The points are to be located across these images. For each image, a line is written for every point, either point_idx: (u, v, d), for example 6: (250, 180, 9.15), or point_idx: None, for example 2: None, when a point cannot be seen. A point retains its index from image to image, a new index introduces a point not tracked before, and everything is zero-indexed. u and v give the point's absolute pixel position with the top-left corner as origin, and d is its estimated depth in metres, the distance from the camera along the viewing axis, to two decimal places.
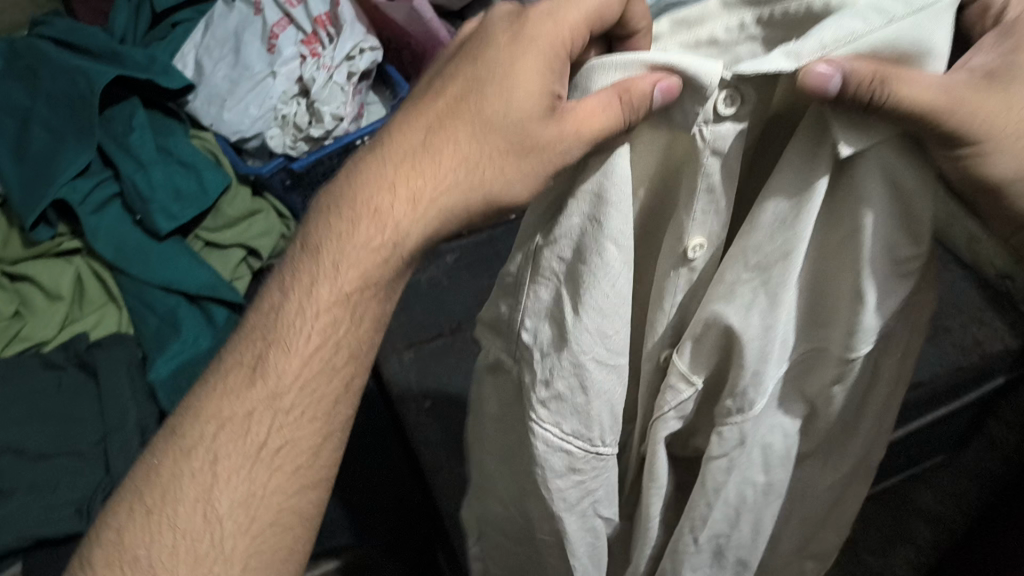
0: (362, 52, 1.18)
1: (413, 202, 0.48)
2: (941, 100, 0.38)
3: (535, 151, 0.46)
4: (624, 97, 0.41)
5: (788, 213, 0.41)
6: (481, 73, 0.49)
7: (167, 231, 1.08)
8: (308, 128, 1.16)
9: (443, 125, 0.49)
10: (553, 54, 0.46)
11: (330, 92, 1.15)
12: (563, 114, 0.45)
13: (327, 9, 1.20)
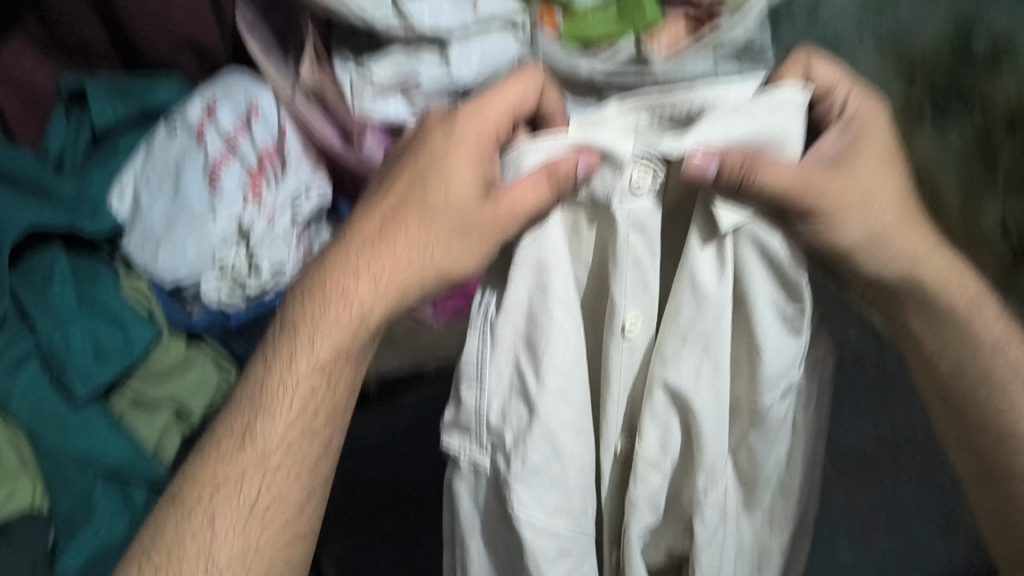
0: (314, 195, 0.93)
1: (375, 289, 0.67)
2: (796, 186, 0.59)
3: (467, 248, 0.65)
4: (552, 176, 0.58)
5: (721, 271, 0.59)
6: (423, 169, 0.68)
7: (83, 396, 0.87)
8: (245, 281, 0.92)
9: (394, 220, 0.68)
10: (478, 150, 0.65)
11: (273, 241, 0.92)
12: (495, 203, 0.62)
13: (279, 140, 0.94)
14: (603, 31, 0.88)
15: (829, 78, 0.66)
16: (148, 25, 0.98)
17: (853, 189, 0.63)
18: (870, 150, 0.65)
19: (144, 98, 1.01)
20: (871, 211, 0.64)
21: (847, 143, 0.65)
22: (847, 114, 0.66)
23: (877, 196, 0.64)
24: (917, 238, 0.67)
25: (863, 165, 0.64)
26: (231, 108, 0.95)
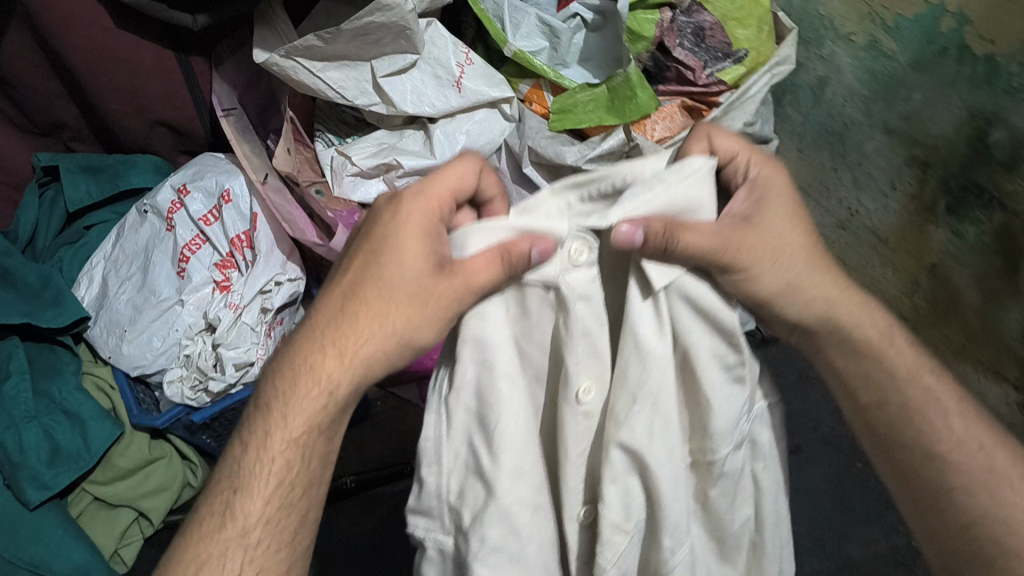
0: (284, 283, 0.87)
1: (341, 355, 0.52)
2: (715, 244, 0.48)
3: (429, 305, 0.49)
4: (505, 255, 0.45)
5: (657, 328, 0.46)
6: (377, 239, 0.52)
7: (36, 504, 0.82)
8: (209, 377, 0.84)
9: (358, 286, 0.52)
10: (428, 222, 0.51)
11: (239, 333, 0.84)
12: (457, 266, 0.47)
13: (250, 227, 0.88)
14: (594, 120, 0.88)
15: (731, 146, 0.54)
16: (123, 110, 0.94)
17: (768, 249, 0.52)
18: (780, 206, 0.54)
19: (119, 179, 0.99)
20: (784, 267, 0.53)
21: (756, 200, 0.53)
22: (750, 179, 0.54)
23: (792, 256, 0.53)
24: (834, 287, 0.55)
25: (773, 219, 0.53)
26: (203, 194, 0.90)
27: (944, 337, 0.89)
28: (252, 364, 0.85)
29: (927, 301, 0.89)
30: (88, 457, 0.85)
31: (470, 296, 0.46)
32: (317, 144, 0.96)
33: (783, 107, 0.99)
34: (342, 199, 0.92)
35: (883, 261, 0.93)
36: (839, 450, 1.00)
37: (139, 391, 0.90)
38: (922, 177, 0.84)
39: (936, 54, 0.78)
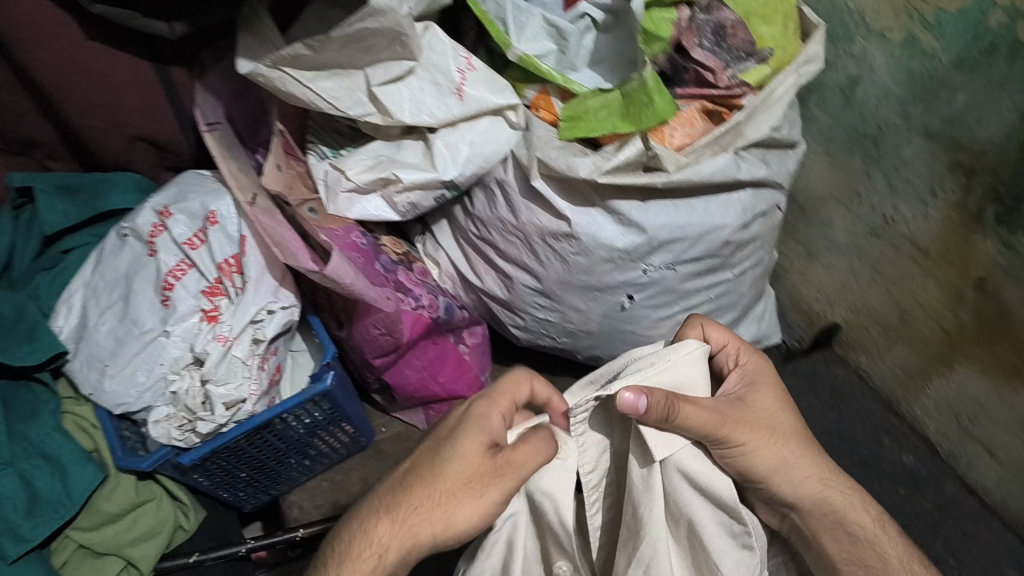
0: (276, 311, 0.80)
1: (396, 525, 0.60)
2: (712, 419, 0.60)
3: (472, 491, 0.60)
4: (541, 451, 0.61)
5: (648, 480, 0.60)
6: (444, 433, 0.63)
7: (15, 559, 0.75)
8: (199, 417, 0.78)
9: (420, 469, 0.62)
10: (484, 427, 0.62)
11: (230, 369, 0.78)
12: (495, 462, 0.60)
13: (238, 250, 0.82)
14: (609, 128, 0.80)
15: (720, 337, 0.67)
16: (99, 126, 0.87)
17: (765, 428, 0.63)
18: (765, 394, 0.65)
19: (97, 198, 0.91)
20: (779, 444, 0.64)
21: (751, 384, 0.66)
22: (739, 366, 0.67)
23: (782, 432, 0.64)
24: (816, 465, 0.66)
25: (760, 397, 0.65)
26: (187, 216, 0.83)
27: (993, 355, 0.82)
28: (243, 401, 0.79)
29: (972, 316, 0.82)
30: (70, 504, 0.79)
31: (502, 489, 0.60)
32: (310, 157, 0.90)
33: (809, 108, 0.93)
34: (339, 218, 0.87)
35: (922, 273, 0.86)
36: (877, 473, 0.92)
37: (125, 429, 0.84)
38: (966, 184, 0.78)
39: (985, 52, 0.71)
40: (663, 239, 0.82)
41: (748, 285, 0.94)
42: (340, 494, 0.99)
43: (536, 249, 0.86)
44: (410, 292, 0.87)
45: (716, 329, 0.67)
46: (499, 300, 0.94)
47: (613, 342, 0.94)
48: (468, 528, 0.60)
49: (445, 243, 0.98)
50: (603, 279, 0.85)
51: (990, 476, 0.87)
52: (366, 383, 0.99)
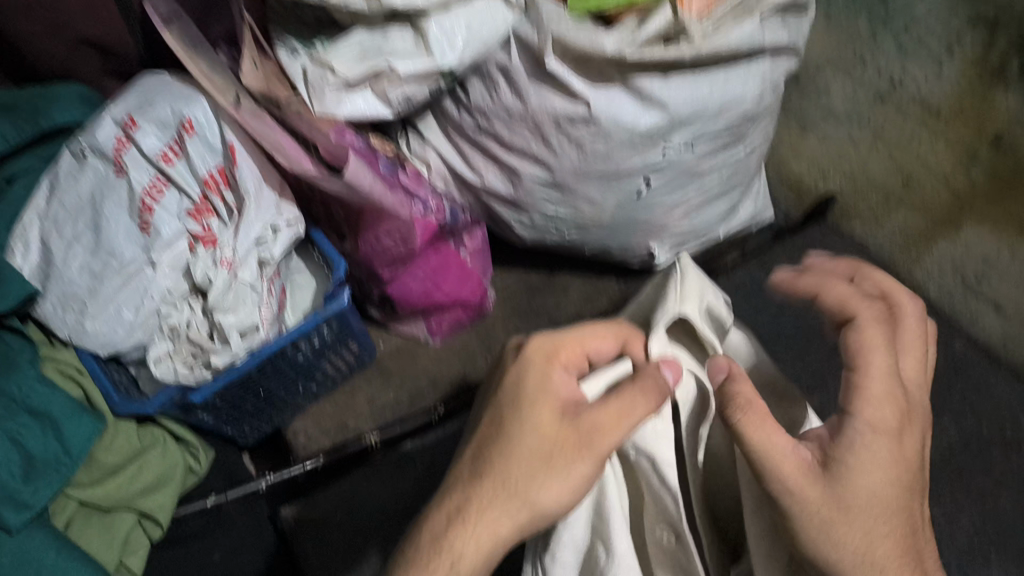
0: (281, 228, 0.72)
1: (472, 529, 0.53)
2: (782, 465, 0.51)
3: (555, 468, 0.54)
4: (654, 385, 0.54)
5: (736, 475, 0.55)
6: (503, 408, 0.58)
7: (20, 527, 0.67)
8: (209, 351, 0.70)
9: (485, 452, 0.57)
10: (553, 392, 0.57)
11: (238, 296, 0.70)
12: (579, 426, 0.55)
13: (224, 162, 0.73)
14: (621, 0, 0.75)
15: (859, 358, 0.55)
16: (37, 30, 0.76)
17: (836, 504, 0.52)
18: (873, 463, 0.53)
19: (40, 116, 0.78)
20: (848, 534, 0.52)
21: (862, 438, 0.53)
22: (849, 414, 0.54)
23: (864, 512, 0.52)
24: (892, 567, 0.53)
25: (863, 456, 0.53)
26: (157, 126, 0.72)
27: None
28: (257, 328, 0.71)
29: None
30: (70, 459, 0.71)
31: (595, 457, 0.54)
32: (280, 51, 0.74)
33: None
34: (328, 119, 0.74)
35: None
36: None
37: (113, 372, 0.75)
38: (989, 38, 0.81)
39: None
40: (685, 117, 0.78)
41: (754, 163, 0.92)
42: (346, 416, 0.92)
43: (549, 138, 0.80)
44: (417, 196, 0.80)
45: (857, 345, 0.56)
46: (503, 197, 0.88)
47: (624, 233, 0.91)
48: (558, 511, 0.55)
49: (434, 138, 0.88)
50: (622, 165, 0.81)
51: (995, 332, 0.90)
52: (365, 298, 0.93)
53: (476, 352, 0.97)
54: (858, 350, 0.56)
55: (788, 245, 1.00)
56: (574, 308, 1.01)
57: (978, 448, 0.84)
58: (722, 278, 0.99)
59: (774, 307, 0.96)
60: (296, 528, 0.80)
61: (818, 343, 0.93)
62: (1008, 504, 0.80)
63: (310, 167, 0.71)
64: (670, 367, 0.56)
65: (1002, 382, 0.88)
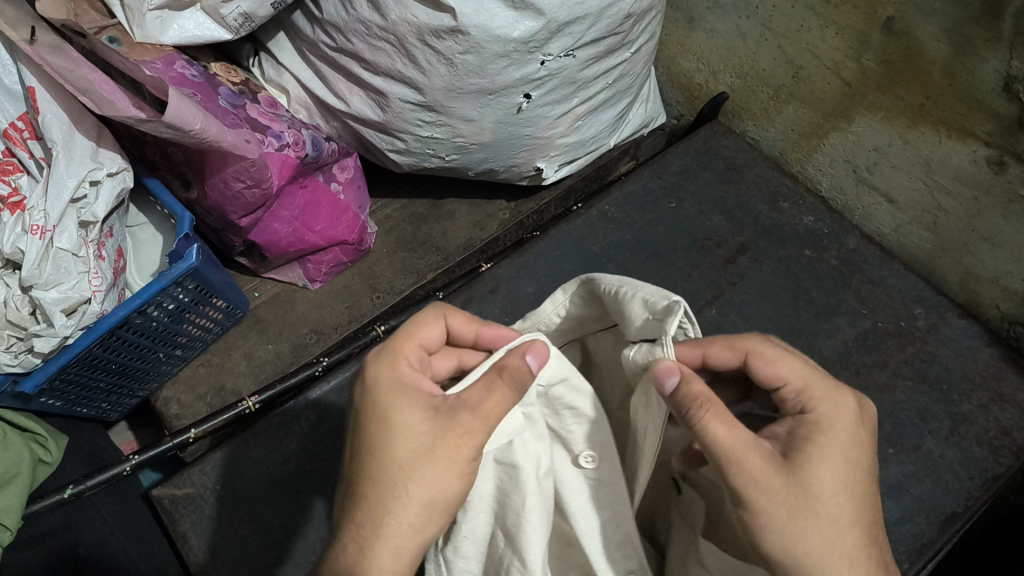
0: (102, 181, 0.62)
1: (375, 544, 0.43)
2: (736, 449, 0.43)
3: (439, 463, 0.42)
4: (504, 372, 0.43)
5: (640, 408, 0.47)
6: (362, 411, 0.46)
7: None
8: (30, 333, 0.60)
9: (357, 462, 0.45)
10: (410, 386, 0.45)
11: (58, 266, 0.60)
12: (451, 421, 0.43)
13: (27, 109, 0.61)
14: None
15: (782, 372, 0.47)
16: None
17: (803, 497, 0.43)
18: (834, 451, 0.45)
19: None
20: (815, 530, 0.43)
21: (821, 433, 0.45)
22: (807, 411, 0.47)
23: (830, 504, 0.44)
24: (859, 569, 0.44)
25: (826, 447, 0.45)
26: None
27: (899, 100, 0.78)
28: (88, 301, 0.61)
29: (877, 61, 0.77)
30: None
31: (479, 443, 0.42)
32: None
33: None
34: (154, 46, 0.66)
35: (822, 23, 0.80)
36: (785, 239, 0.91)
37: None
38: None
39: None
40: (562, 21, 0.69)
41: (640, 65, 0.85)
42: (223, 377, 0.84)
43: (414, 54, 0.70)
44: (268, 129, 0.70)
45: (766, 365, 0.47)
46: (372, 122, 0.79)
47: (507, 149, 0.83)
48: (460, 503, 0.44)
49: (290, 63, 0.80)
50: (497, 79, 0.72)
51: (887, 222, 0.88)
52: (228, 248, 0.83)
53: (360, 292, 0.90)
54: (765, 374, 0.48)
55: (679, 147, 0.98)
56: (463, 236, 0.93)
57: (874, 342, 0.84)
58: (614, 189, 0.95)
59: (668, 215, 0.93)
60: (171, 505, 0.74)
61: (713, 252, 0.90)
62: (904, 398, 0.81)
63: (135, 109, 0.59)
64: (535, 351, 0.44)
65: (896, 275, 0.87)
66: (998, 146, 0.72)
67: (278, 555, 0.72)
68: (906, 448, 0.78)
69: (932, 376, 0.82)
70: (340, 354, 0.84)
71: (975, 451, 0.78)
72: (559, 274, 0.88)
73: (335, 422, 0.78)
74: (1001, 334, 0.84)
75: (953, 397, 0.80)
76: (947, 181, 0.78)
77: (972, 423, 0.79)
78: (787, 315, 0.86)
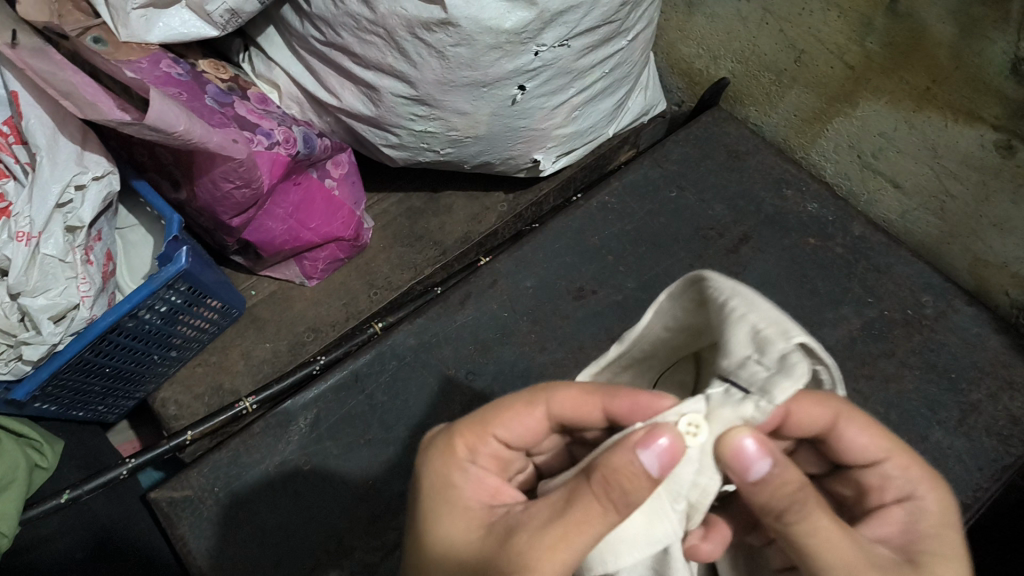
0: (88, 185, 0.61)
1: None
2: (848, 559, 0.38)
3: None
4: (606, 481, 0.37)
5: (730, 396, 0.37)
6: (423, 524, 0.44)
7: None
8: (19, 340, 0.59)
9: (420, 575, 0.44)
10: (473, 513, 0.43)
11: (45, 272, 0.59)
12: (507, 544, 0.40)
13: (11, 113, 0.60)
14: None
15: (873, 445, 0.46)
16: None
17: None
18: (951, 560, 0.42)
19: None
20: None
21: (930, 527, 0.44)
22: (912, 501, 0.45)
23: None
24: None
25: (943, 553, 0.42)
26: None
27: (904, 83, 0.75)
28: (77, 307, 0.61)
29: (882, 44, 0.75)
30: None
31: None
32: None
33: None
34: (139, 45, 0.65)
35: (824, 6, 0.77)
36: (788, 227, 0.89)
37: None
38: None
39: None
40: (556, 11, 0.67)
41: (638, 53, 0.84)
42: (221, 377, 0.83)
43: (404, 47, 0.68)
44: (257, 127, 0.69)
45: (857, 433, 0.46)
46: (364, 117, 0.78)
47: (503, 142, 0.82)
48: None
49: (280, 57, 0.78)
50: (491, 71, 0.70)
51: (893, 208, 0.86)
52: (222, 247, 0.82)
53: (357, 289, 0.89)
54: (852, 439, 0.46)
55: (680, 135, 0.96)
56: (461, 229, 0.92)
57: (880, 331, 0.82)
58: (614, 180, 0.93)
59: (670, 205, 0.91)
60: (168, 508, 0.73)
61: (715, 241, 0.89)
62: (912, 388, 0.79)
63: (116, 112, 0.58)
64: (653, 448, 0.36)
65: (903, 261, 0.85)
66: (1007, 130, 0.69)
67: (280, 556, 0.72)
68: (916, 439, 0.77)
69: (940, 364, 0.80)
70: (337, 352, 0.84)
71: (986, 441, 0.76)
72: (559, 267, 0.87)
73: (334, 421, 0.78)
74: (1010, 321, 0.82)
75: (962, 385, 0.79)
76: (955, 166, 0.76)
77: (982, 413, 0.77)
78: (791, 306, 0.84)
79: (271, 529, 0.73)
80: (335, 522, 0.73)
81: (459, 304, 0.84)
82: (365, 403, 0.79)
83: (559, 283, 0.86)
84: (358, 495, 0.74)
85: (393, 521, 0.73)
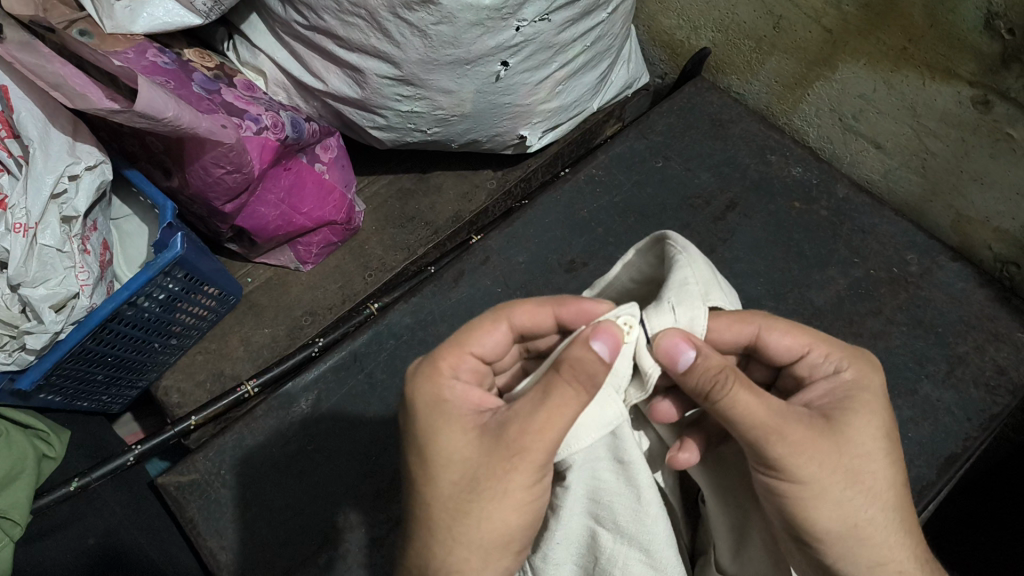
0: (81, 175, 0.62)
1: (453, 536, 0.44)
2: (767, 423, 0.43)
3: (486, 499, 0.43)
4: (574, 373, 0.41)
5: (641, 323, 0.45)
6: (419, 441, 0.45)
7: None
8: (21, 331, 0.61)
9: (419, 475, 0.45)
10: (468, 424, 0.45)
11: (44, 263, 0.60)
12: (501, 439, 0.43)
13: None
14: None
15: (796, 344, 0.49)
16: None
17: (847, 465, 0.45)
18: (871, 415, 0.46)
19: None
20: (862, 493, 0.45)
21: (842, 391, 0.47)
22: (836, 375, 0.48)
23: (875, 468, 0.46)
24: (907, 545, 0.46)
25: (862, 409, 0.47)
26: None
27: (881, 44, 0.76)
28: (76, 296, 0.62)
29: (858, 7, 0.75)
30: None
31: (532, 467, 0.42)
32: None
33: None
34: (124, 36, 0.65)
35: None
36: (773, 193, 0.90)
37: None
38: None
39: None
40: None
41: (618, 25, 0.85)
42: (221, 363, 0.85)
43: (387, 28, 0.69)
44: (245, 112, 0.69)
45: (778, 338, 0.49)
46: (350, 100, 0.79)
47: (489, 119, 0.83)
48: (517, 538, 0.44)
49: (263, 43, 0.79)
50: (473, 48, 0.71)
51: (876, 168, 0.88)
52: (216, 235, 0.83)
53: (352, 271, 0.90)
54: (777, 343, 0.49)
55: (664, 106, 0.97)
56: (452, 208, 0.94)
57: (867, 291, 0.84)
58: (600, 152, 0.94)
59: (657, 175, 0.93)
60: (177, 492, 0.74)
61: (702, 209, 0.90)
62: (899, 343, 0.81)
63: (105, 104, 0.58)
64: (602, 336, 0.42)
65: (886, 220, 0.87)
66: (983, 85, 0.70)
67: (289, 533, 0.73)
68: (910, 395, 0.78)
69: (925, 318, 0.82)
70: (335, 333, 0.85)
71: (973, 392, 0.78)
72: (550, 242, 0.88)
73: (336, 401, 0.79)
74: (994, 275, 0.84)
75: (950, 340, 0.81)
76: (933, 124, 0.77)
77: (970, 365, 0.79)
78: (778, 269, 0.86)
79: (279, 508, 0.74)
80: (339, 498, 0.74)
81: (453, 283, 0.85)
82: (364, 382, 0.80)
83: (551, 257, 0.87)
84: (363, 472, 0.76)
85: (397, 496, 0.75)
